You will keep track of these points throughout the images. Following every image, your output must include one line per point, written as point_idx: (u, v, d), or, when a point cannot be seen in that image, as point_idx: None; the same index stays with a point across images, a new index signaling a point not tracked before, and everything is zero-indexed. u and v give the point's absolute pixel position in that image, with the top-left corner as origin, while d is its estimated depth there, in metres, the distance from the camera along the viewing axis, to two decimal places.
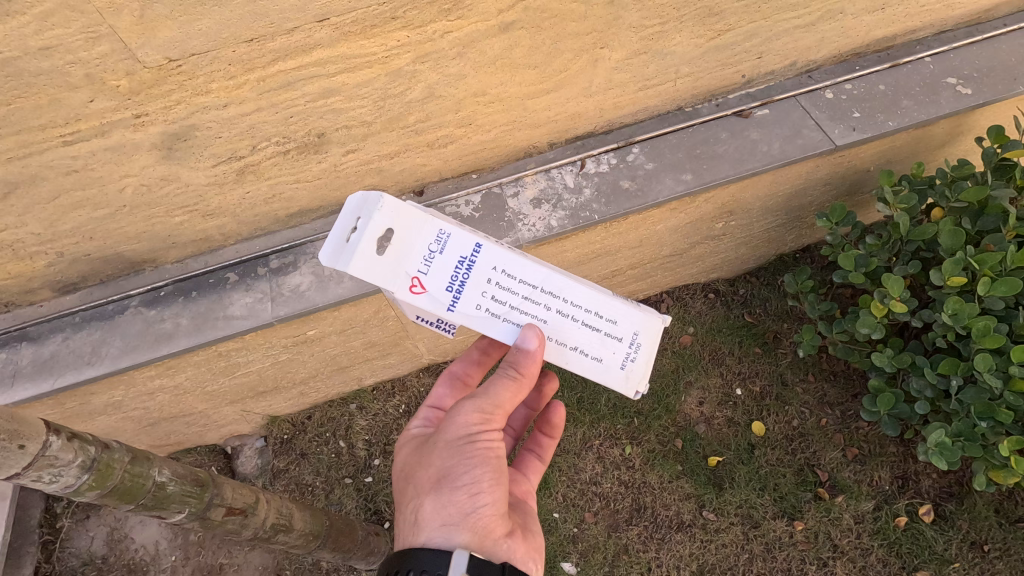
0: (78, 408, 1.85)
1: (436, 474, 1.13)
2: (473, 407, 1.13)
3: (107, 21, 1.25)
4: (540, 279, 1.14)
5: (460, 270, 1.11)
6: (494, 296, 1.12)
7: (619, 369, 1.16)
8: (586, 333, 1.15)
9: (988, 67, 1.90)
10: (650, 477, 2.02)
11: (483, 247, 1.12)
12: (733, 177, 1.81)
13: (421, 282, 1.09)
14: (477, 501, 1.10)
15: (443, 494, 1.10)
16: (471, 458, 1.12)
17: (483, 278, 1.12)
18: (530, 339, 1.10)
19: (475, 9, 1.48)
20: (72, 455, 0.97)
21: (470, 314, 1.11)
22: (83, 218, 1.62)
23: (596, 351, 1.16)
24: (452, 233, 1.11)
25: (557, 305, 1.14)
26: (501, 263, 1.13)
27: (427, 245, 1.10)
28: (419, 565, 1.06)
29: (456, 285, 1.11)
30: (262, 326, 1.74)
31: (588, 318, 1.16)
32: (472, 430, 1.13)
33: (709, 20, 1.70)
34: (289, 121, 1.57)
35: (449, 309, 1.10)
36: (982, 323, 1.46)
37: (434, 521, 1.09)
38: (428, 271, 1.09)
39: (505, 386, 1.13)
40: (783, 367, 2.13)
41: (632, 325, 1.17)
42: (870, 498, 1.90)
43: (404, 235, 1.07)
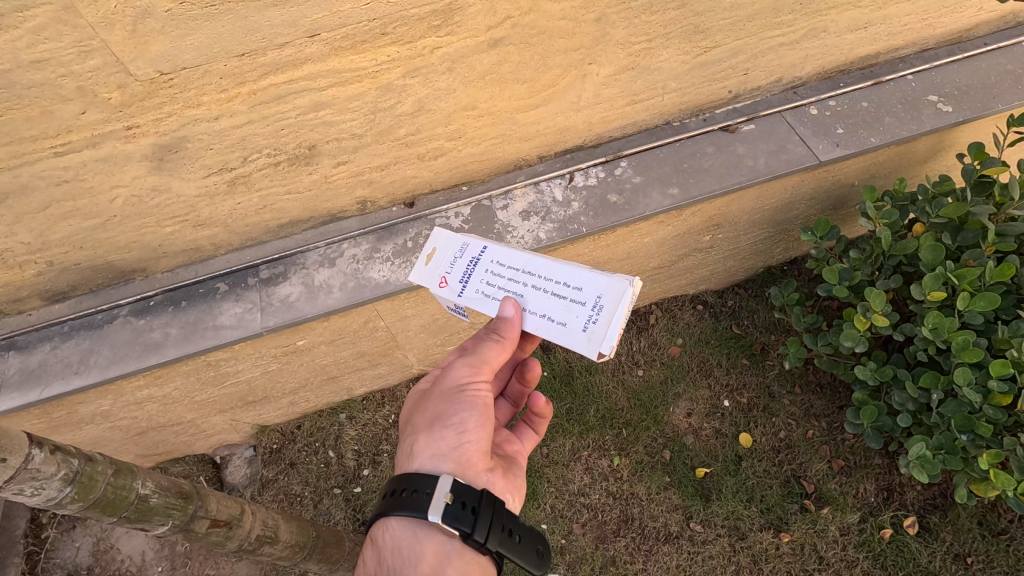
0: (66, 417, 1.84)
1: (429, 416, 1.21)
2: (464, 362, 1.20)
3: (99, 35, 1.27)
4: (522, 263, 1.22)
5: (471, 266, 1.25)
6: (491, 282, 1.22)
7: (582, 332, 1.11)
8: (554, 302, 1.16)
9: (967, 85, 1.94)
10: (638, 488, 2.03)
11: (489, 247, 1.26)
12: (719, 191, 1.83)
13: (445, 279, 1.26)
14: (464, 440, 1.18)
15: (433, 433, 1.18)
16: (460, 404, 1.19)
17: (486, 271, 1.24)
18: (506, 308, 1.16)
19: (465, 26, 1.51)
20: (54, 467, 0.95)
21: (473, 298, 1.21)
22: (73, 228, 1.62)
23: (562, 317, 1.14)
24: (470, 241, 1.29)
25: (533, 282, 1.19)
26: (500, 257, 1.24)
27: (451, 252, 1.29)
28: (411, 485, 1.13)
29: (467, 278, 1.24)
30: (251, 336, 1.75)
31: (556, 287, 1.17)
32: (463, 381, 1.20)
33: (695, 37, 1.73)
34: (280, 134, 1.59)
35: (459, 298, 1.23)
36: (961, 338, 1.48)
37: (425, 453, 1.17)
38: (449, 271, 1.27)
39: (492, 345, 1.18)
40: (770, 379, 2.15)
41: (598, 288, 1.14)
42: (856, 509, 1.91)
43: (441, 250, 1.31)
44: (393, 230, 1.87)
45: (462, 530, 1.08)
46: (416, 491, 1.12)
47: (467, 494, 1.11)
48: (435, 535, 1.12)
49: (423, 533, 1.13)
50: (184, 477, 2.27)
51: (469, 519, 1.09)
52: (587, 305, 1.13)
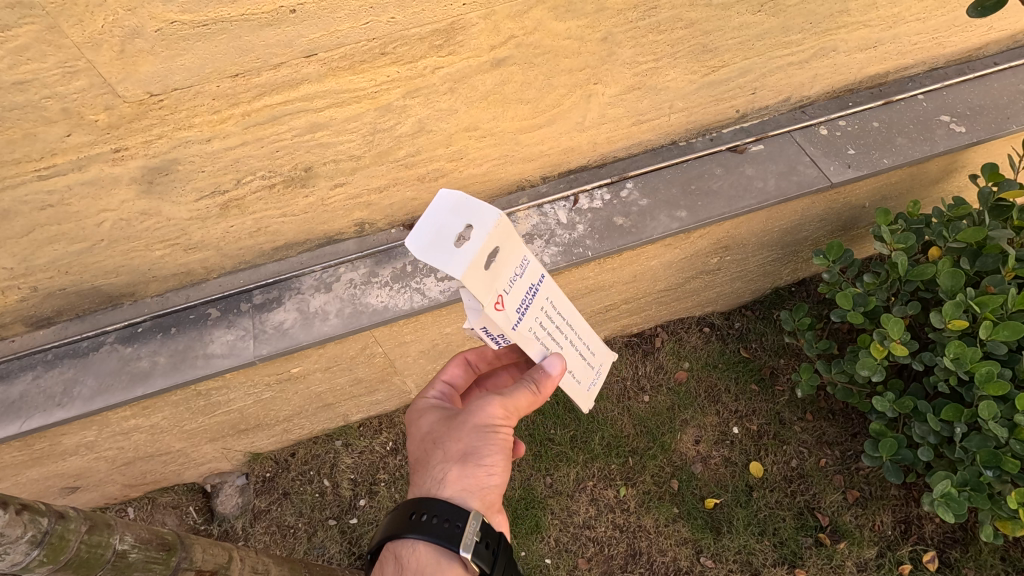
0: (48, 449, 1.77)
1: (458, 449, 1.14)
2: (499, 399, 1.14)
3: (86, 56, 1.21)
4: (568, 312, 1.11)
5: (529, 296, 0.99)
6: (542, 322, 1.03)
7: (584, 389, 1.17)
8: (575, 356, 1.14)
9: (979, 106, 1.90)
10: (646, 521, 1.95)
11: (547, 279, 1.03)
12: (728, 214, 1.78)
13: (501, 298, 0.92)
14: (491, 480, 1.13)
15: (465, 468, 1.12)
16: (495, 442, 1.14)
17: (537, 308, 1.01)
18: (552, 359, 1.06)
19: (467, 45, 1.46)
20: (20, 529, 0.90)
21: (524, 335, 0.99)
22: (59, 252, 1.56)
23: (578, 371, 1.15)
24: (532, 259, 0.98)
25: (569, 336, 1.12)
26: (554, 295, 1.06)
27: (512, 266, 0.94)
28: (442, 513, 1.06)
29: (524, 308, 0.97)
30: (243, 365, 1.68)
31: (580, 345, 1.15)
32: (497, 419, 1.15)
33: (703, 56, 1.69)
34: (276, 155, 1.53)
35: (512, 330, 0.95)
36: (985, 368, 1.44)
37: (453, 487, 1.11)
38: (507, 290, 0.93)
39: (528, 389, 1.13)
40: (781, 405, 2.09)
41: (601, 355, 1.21)
42: (874, 544, 1.83)
43: (505, 255, 0.92)
44: (392, 253, 1.81)
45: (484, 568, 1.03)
46: (449, 522, 1.05)
47: (490, 534, 1.07)
48: (457, 568, 1.05)
49: (444, 562, 1.05)
50: (173, 508, 2.18)
51: (490, 558, 1.05)
52: (592, 365, 1.19)
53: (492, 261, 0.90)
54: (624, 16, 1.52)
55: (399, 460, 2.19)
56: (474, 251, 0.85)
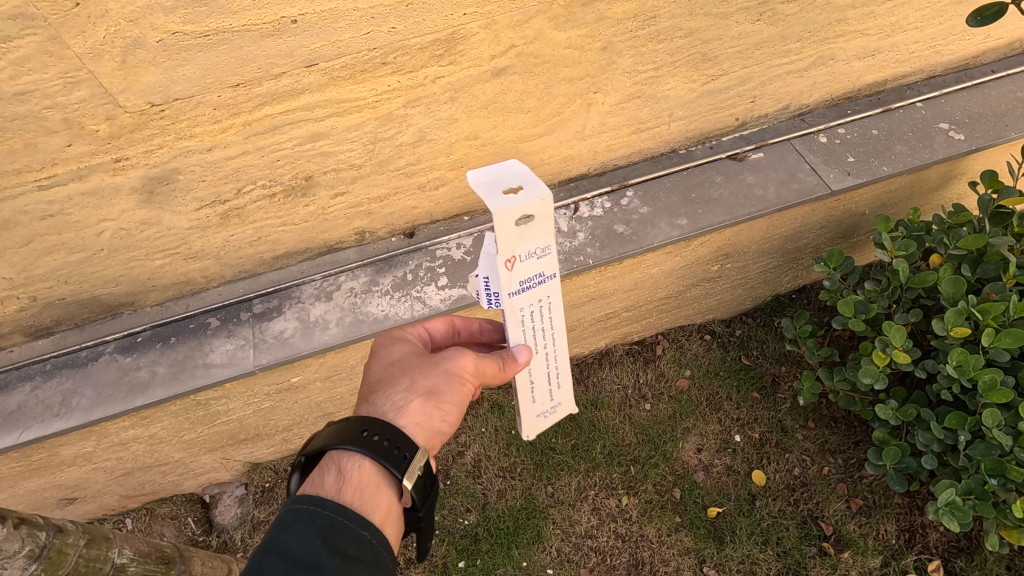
0: (46, 460, 1.76)
1: (421, 386, 1.17)
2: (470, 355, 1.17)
3: (87, 66, 1.21)
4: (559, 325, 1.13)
5: (535, 282, 1.02)
6: (528, 310, 1.06)
7: (534, 418, 1.22)
8: (542, 375, 1.18)
9: (978, 114, 1.91)
10: (648, 530, 1.94)
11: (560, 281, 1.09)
12: (728, 222, 1.78)
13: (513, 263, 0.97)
14: (440, 425, 1.17)
15: (424, 405, 1.15)
16: (456, 393, 1.18)
17: (535, 300, 1.06)
18: (520, 352, 1.09)
19: (468, 55, 1.46)
20: (18, 543, 0.91)
21: (510, 309, 1.03)
22: (58, 262, 1.55)
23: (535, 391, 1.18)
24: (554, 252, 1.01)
25: (547, 351, 1.15)
26: (552, 300, 1.08)
27: (535, 252, 0.99)
28: (395, 442, 1.07)
29: (527, 286, 1.02)
30: (242, 374, 1.67)
31: (550, 373, 1.19)
32: (464, 372, 1.18)
33: (702, 65, 1.70)
34: (276, 165, 1.53)
35: (509, 294, 1.01)
36: (988, 376, 1.44)
37: (407, 417, 1.13)
38: (523, 258, 0.97)
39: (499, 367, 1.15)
40: (783, 413, 2.08)
41: (563, 400, 1.24)
42: (878, 553, 1.82)
43: (536, 227, 0.96)
44: (392, 262, 1.81)
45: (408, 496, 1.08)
46: (388, 443, 1.07)
47: (427, 474, 1.12)
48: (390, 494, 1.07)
49: (383, 486, 1.06)
50: (172, 519, 2.16)
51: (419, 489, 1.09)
52: (552, 402, 1.22)
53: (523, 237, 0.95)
54: (624, 25, 1.53)
55: None
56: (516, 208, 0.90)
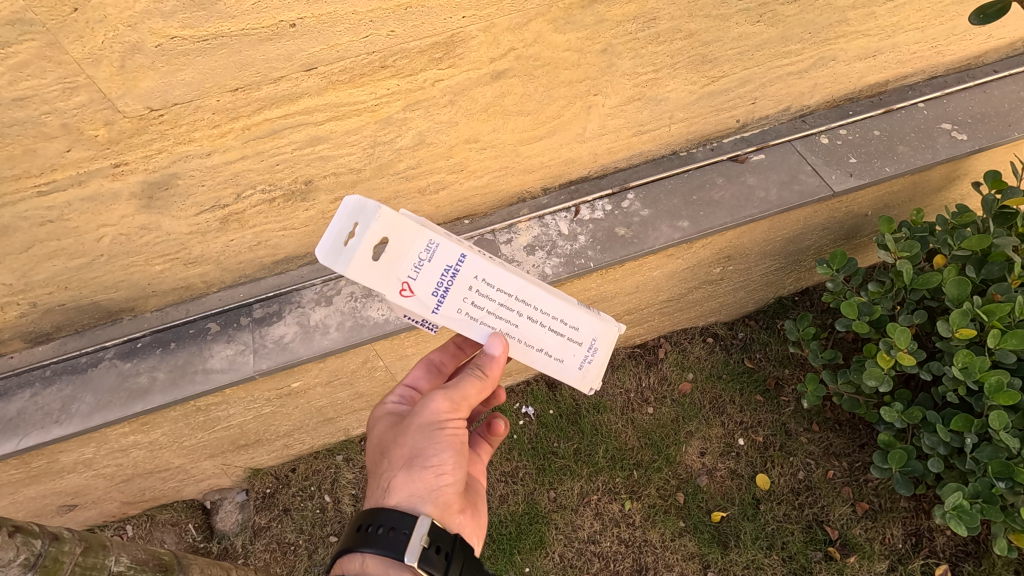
0: (46, 467, 1.75)
1: (404, 453, 1.12)
2: (443, 396, 1.13)
3: (85, 72, 1.21)
4: (516, 287, 1.10)
5: (444, 277, 1.07)
6: (473, 302, 1.09)
7: (575, 367, 1.16)
8: (549, 336, 1.14)
9: (981, 114, 1.90)
10: (651, 535, 1.93)
11: (467, 256, 1.07)
12: (730, 224, 1.77)
13: (409, 287, 1.05)
14: (441, 483, 1.11)
15: (412, 471, 1.10)
16: (439, 442, 1.11)
17: (463, 291, 1.08)
18: (495, 344, 1.10)
19: (467, 58, 1.46)
20: (13, 552, 0.91)
21: (450, 317, 1.09)
22: (57, 268, 1.55)
23: (557, 353, 1.14)
24: (441, 243, 1.06)
25: (528, 313, 1.12)
26: (483, 273, 1.08)
27: (415, 255, 1.04)
28: (385, 522, 1.04)
29: (442, 290, 1.07)
30: (243, 380, 1.66)
31: (552, 321, 1.13)
32: (444, 417, 1.13)
33: (702, 67, 1.69)
34: (276, 169, 1.53)
35: (435, 313, 1.08)
36: (994, 378, 1.43)
37: (401, 492, 1.09)
38: (415, 278, 1.05)
39: (475, 383, 1.13)
40: (786, 416, 2.07)
41: (594, 331, 1.15)
42: (884, 557, 1.80)
43: (399, 243, 1.03)
44: None
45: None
46: (394, 530, 1.03)
47: (442, 540, 1.04)
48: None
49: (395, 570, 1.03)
50: (172, 525, 2.15)
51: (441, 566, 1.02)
52: (582, 344, 1.15)
53: (398, 261, 1.03)
54: (624, 27, 1.52)
55: None
56: (363, 250, 1.01)
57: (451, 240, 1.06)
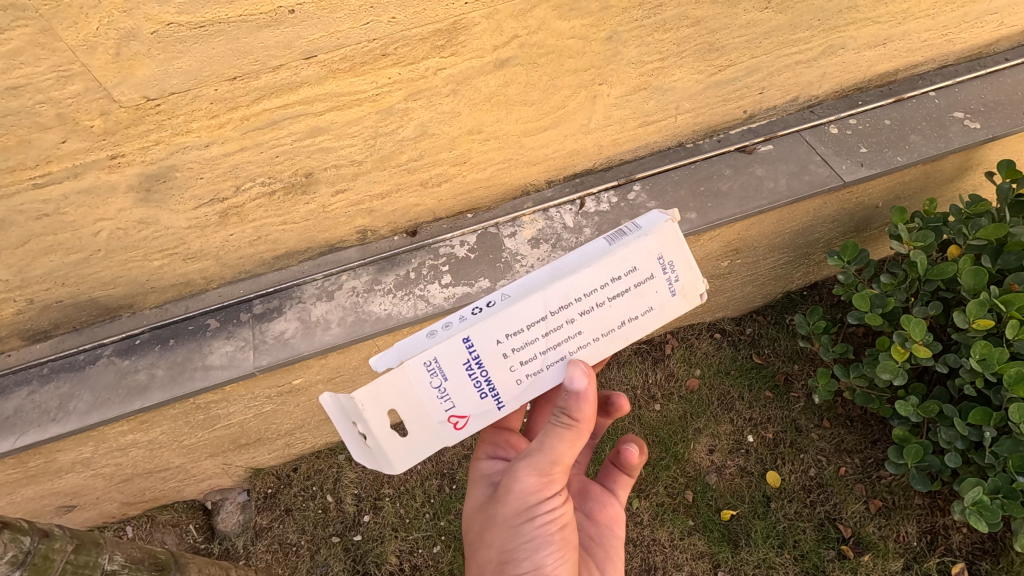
0: (44, 466, 1.72)
1: (498, 548, 1.09)
2: (529, 474, 1.05)
3: (80, 59, 1.18)
4: (543, 305, 1.01)
5: (472, 372, 1.02)
6: (523, 359, 1.03)
7: (670, 296, 1.07)
8: (621, 301, 1.04)
9: (993, 102, 1.86)
10: (660, 534, 1.89)
11: (469, 335, 1.00)
12: (738, 216, 1.73)
13: (459, 417, 1.04)
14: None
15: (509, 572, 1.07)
16: (527, 537, 1.07)
17: (502, 361, 1.02)
18: (578, 382, 1.00)
19: (470, 46, 1.43)
20: (3, 548, 0.90)
21: (517, 392, 1.05)
22: (54, 264, 1.52)
23: (642, 304, 1.05)
24: (438, 350, 1.00)
25: (581, 308, 1.03)
26: (499, 333, 1.01)
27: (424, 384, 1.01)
28: None
29: (484, 386, 1.03)
30: (243, 376, 1.63)
31: (610, 287, 1.03)
32: (533, 503, 1.06)
33: (709, 55, 1.66)
34: (275, 161, 1.50)
35: (501, 407, 1.05)
36: (1014, 369, 1.39)
37: None
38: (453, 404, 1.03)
39: (562, 441, 1.03)
40: (797, 412, 2.03)
41: (651, 252, 1.03)
42: (899, 556, 1.76)
43: (409, 396, 1.01)
44: (394, 260, 1.77)
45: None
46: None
47: None
48: None
49: None
50: (173, 526, 2.12)
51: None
52: (652, 271, 1.04)
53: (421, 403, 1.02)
54: (629, 14, 1.49)
55: (404, 474, 2.13)
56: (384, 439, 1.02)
57: (438, 345, 1.00)
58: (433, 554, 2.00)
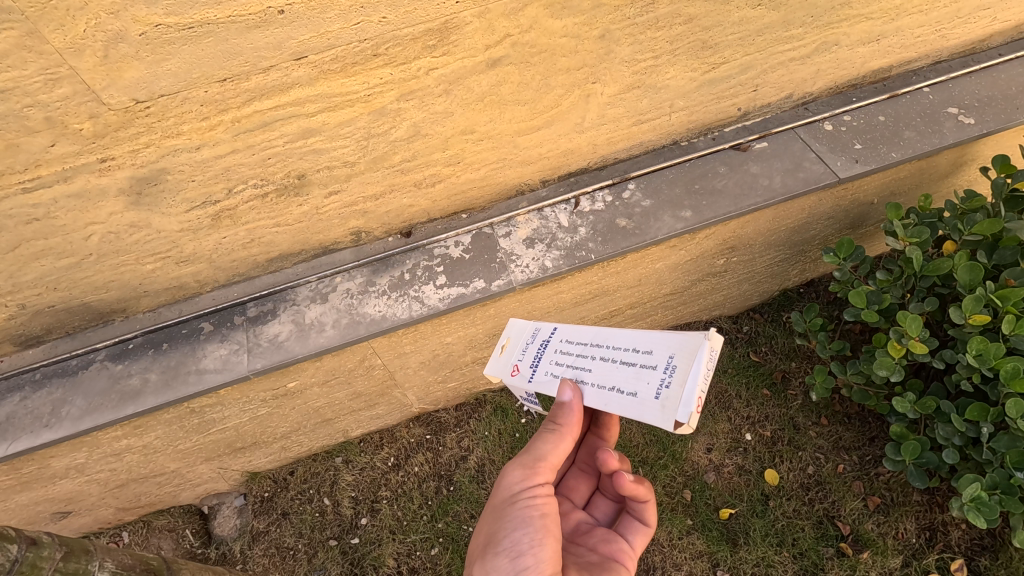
0: (37, 472, 1.71)
1: (484, 538, 1.13)
2: (516, 467, 1.13)
3: (68, 62, 1.17)
4: (589, 335, 1.11)
5: (539, 349, 1.15)
6: (560, 362, 1.10)
7: (654, 400, 0.93)
8: (623, 369, 1.01)
9: (987, 97, 1.86)
10: (658, 534, 1.88)
11: (558, 328, 1.16)
12: (733, 214, 1.73)
13: (518, 368, 1.15)
14: (521, 565, 1.07)
15: (488, 559, 1.09)
16: (512, 518, 1.10)
17: (552, 351, 1.12)
18: (564, 393, 1.05)
19: (462, 45, 1.42)
20: None
21: (542, 381, 1.09)
22: (46, 268, 1.51)
23: (632, 386, 0.97)
24: (541, 326, 1.19)
25: (600, 354, 1.06)
26: (569, 335, 1.13)
27: (522, 341, 1.19)
28: None
29: (536, 361, 1.13)
30: (237, 380, 1.62)
31: (624, 355, 1.03)
32: (517, 491, 1.12)
33: (702, 53, 1.65)
34: (267, 163, 1.49)
35: (528, 382, 1.10)
36: (1010, 365, 1.39)
37: None
38: (518, 358, 1.16)
39: (547, 440, 1.10)
40: (794, 410, 2.02)
41: (668, 348, 0.97)
42: (898, 553, 1.75)
43: (514, 338, 1.21)
44: (389, 261, 1.77)
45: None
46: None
47: None
48: None
49: None
50: (169, 531, 2.10)
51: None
52: (660, 367, 0.96)
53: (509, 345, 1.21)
54: (622, 12, 1.49)
55: (401, 476, 2.12)
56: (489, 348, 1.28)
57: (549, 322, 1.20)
58: (431, 556, 1.99)
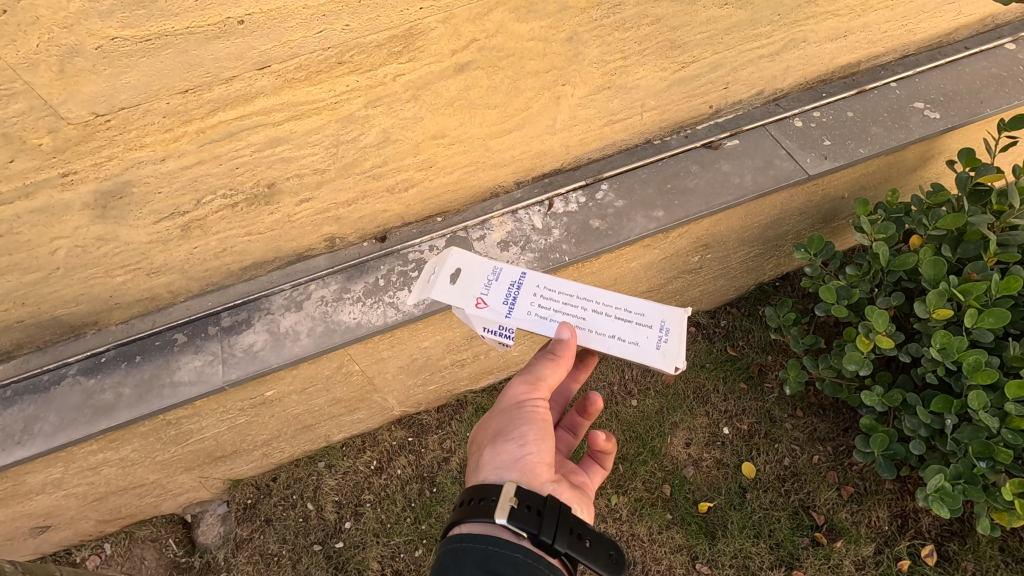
0: (13, 489, 1.69)
1: (490, 433, 1.13)
2: (519, 378, 1.15)
3: (22, 78, 1.15)
4: (575, 288, 1.20)
5: (511, 288, 1.20)
6: (543, 304, 1.17)
7: (653, 350, 1.13)
8: (618, 323, 1.15)
9: (952, 91, 1.89)
10: (639, 529, 1.92)
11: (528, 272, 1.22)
12: (705, 212, 1.74)
13: (483, 300, 1.19)
14: (527, 449, 1.07)
15: (496, 444, 1.09)
16: (522, 414, 1.11)
17: (531, 293, 1.19)
18: (563, 331, 1.12)
19: (428, 51, 1.41)
20: None
21: (523, 319, 1.16)
22: (12, 284, 1.49)
23: (632, 336, 1.14)
24: (504, 267, 1.23)
25: (592, 306, 1.17)
26: (545, 281, 1.20)
27: (484, 275, 1.22)
28: (477, 493, 1.01)
29: (511, 300, 1.19)
30: (212, 391, 1.61)
31: (618, 311, 1.17)
32: (525, 393, 1.13)
33: (672, 52, 1.66)
34: (235, 173, 1.47)
35: (506, 318, 1.17)
36: (972, 358, 1.42)
37: (487, 467, 1.08)
38: (488, 294, 1.20)
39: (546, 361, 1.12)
40: (770, 403, 2.06)
41: (659, 314, 1.17)
42: (871, 540, 1.80)
43: (469, 272, 1.23)
44: (363, 268, 1.76)
45: (528, 532, 0.95)
46: (482, 499, 0.99)
47: (532, 497, 0.99)
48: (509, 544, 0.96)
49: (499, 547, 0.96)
50: (152, 541, 2.10)
51: (535, 522, 0.96)
52: (653, 327, 1.15)
53: (470, 280, 1.22)
54: (589, 14, 1.48)
55: (384, 479, 2.13)
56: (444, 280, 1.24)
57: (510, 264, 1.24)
58: (415, 558, 2.00)
